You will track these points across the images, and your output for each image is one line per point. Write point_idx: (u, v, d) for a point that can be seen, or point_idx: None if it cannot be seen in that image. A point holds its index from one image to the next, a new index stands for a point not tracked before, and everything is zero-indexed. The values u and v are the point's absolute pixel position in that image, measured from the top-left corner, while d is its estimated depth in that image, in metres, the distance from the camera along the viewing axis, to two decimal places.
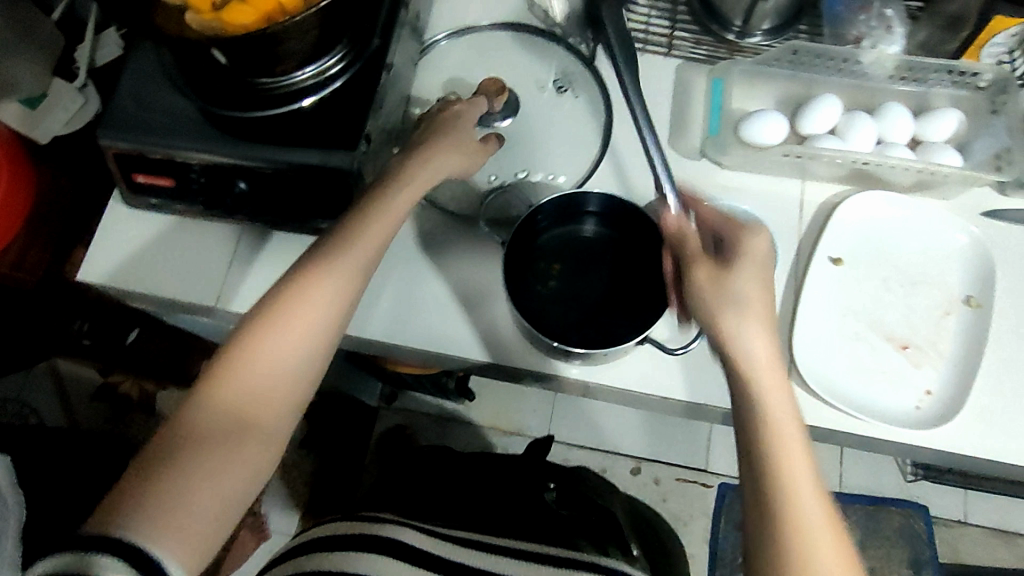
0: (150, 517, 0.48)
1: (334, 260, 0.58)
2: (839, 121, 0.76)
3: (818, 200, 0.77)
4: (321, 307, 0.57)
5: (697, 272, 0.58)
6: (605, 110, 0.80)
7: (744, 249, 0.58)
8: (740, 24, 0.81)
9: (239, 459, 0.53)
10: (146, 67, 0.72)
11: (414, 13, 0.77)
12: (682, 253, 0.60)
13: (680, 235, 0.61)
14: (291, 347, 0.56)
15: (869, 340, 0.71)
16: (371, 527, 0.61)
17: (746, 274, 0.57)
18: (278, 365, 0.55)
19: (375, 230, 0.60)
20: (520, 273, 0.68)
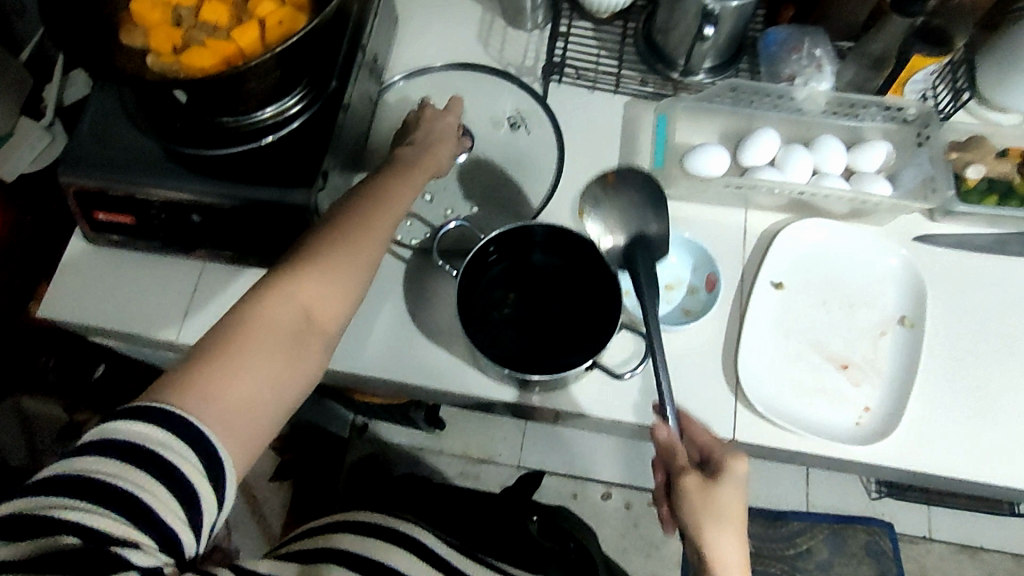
0: (222, 405, 0.48)
1: (379, 214, 0.63)
2: (777, 153, 0.81)
3: (760, 228, 0.81)
4: (372, 252, 0.61)
5: (685, 486, 0.60)
6: (557, 145, 0.84)
7: (728, 473, 0.59)
8: (684, 63, 0.85)
9: (293, 372, 0.53)
10: (109, 107, 0.74)
11: (372, 54, 0.81)
12: (672, 467, 0.62)
13: (670, 450, 0.62)
14: (345, 283, 0.58)
15: (811, 360, 0.75)
16: (401, 522, 0.59)
17: (732, 498, 0.59)
18: (356, 273, 0.60)
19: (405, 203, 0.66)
20: (475, 301, 0.71)
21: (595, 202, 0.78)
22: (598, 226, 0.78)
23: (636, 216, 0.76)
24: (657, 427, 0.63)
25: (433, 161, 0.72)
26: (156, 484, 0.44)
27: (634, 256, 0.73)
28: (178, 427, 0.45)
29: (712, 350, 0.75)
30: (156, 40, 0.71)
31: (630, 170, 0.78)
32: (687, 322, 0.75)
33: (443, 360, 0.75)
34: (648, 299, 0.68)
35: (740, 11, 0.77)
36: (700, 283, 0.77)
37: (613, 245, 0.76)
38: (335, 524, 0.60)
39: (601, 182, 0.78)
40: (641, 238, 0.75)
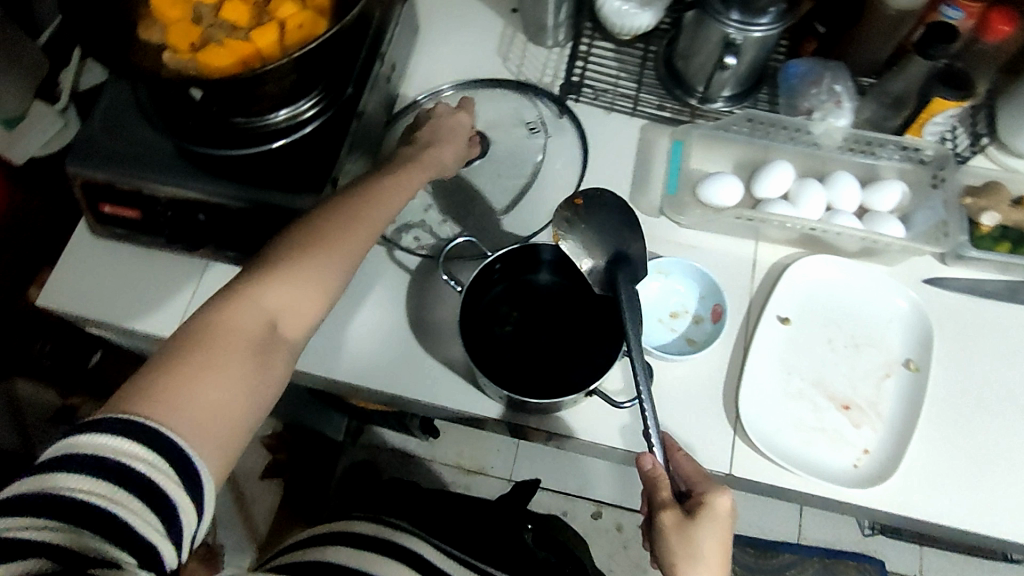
0: (192, 414, 0.47)
1: (356, 219, 0.61)
2: (791, 186, 0.80)
3: (769, 261, 0.80)
4: (345, 260, 0.59)
5: (667, 517, 0.59)
6: (570, 166, 0.83)
7: (710, 510, 0.59)
8: (703, 90, 0.85)
9: (264, 378, 0.52)
10: (123, 100, 0.74)
11: (390, 62, 0.80)
12: (654, 497, 0.60)
13: (653, 482, 0.60)
14: (316, 291, 0.57)
15: (812, 399, 0.74)
16: (398, 535, 0.61)
17: (710, 537, 0.58)
18: (325, 282, 0.58)
19: (388, 210, 0.64)
20: (477, 317, 0.71)
21: (570, 224, 0.70)
22: (575, 249, 0.69)
23: (616, 235, 0.69)
24: (644, 456, 0.62)
25: (421, 164, 0.71)
26: (127, 497, 0.42)
27: (618, 276, 0.66)
28: (149, 440, 0.44)
29: (714, 382, 0.74)
30: (174, 37, 0.70)
31: (596, 193, 0.71)
32: (690, 352, 0.74)
33: (444, 376, 0.74)
34: (631, 313, 0.63)
35: (763, 43, 0.76)
36: (705, 312, 0.77)
37: (597, 267, 0.68)
38: (331, 537, 0.61)
39: (569, 203, 0.70)
40: (625, 256, 0.68)
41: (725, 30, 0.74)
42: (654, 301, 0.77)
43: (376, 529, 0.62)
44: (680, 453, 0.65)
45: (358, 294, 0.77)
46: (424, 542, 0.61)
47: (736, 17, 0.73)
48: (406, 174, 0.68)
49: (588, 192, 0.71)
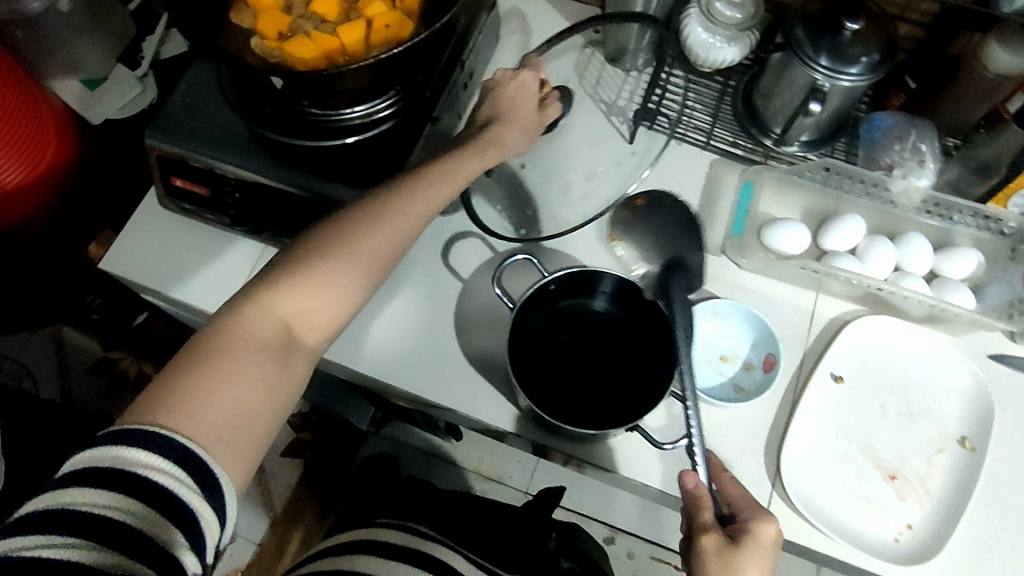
0: (206, 418, 0.47)
1: (387, 221, 0.59)
2: (860, 241, 0.78)
3: (828, 315, 0.78)
4: (367, 265, 0.57)
5: (707, 540, 0.57)
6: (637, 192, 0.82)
7: (753, 535, 0.57)
8: (779, 132, 0.83)
9: (281, 381, 0.52)
10: (207, 80, 0.75)
11: (469, 70, 0.80)
12: (695, 519, 0.59)
13: (695, 502, 0.60)
14: (337, 295, 0.56)
15: (859, 464, 0.72)
16: (431, 547, 0.70)
17: (751, 566, 0.56)
18: (347, 284, 0.56)
19: (424, 211, 0.61)
20: (527, 334, 0.71)
21: (626, 226, 0.78)
22: (630, 253, 0.77)
23: (672, 244, 0.74)
24: (685, 474, 0.61)
25: (466, 166, 0.65)
26: (145, 509, 0.43)
27: (670, 283, 0.70)
28: (163, 449, 0.44)
29: (757, 433, 0.72)
30: (263, 23, 0.71)
31: (659, 195, 0.77)
32: (736, 400, 0.73)
33: (482, 389, 0.74)
34: (681, 332, 0.64)
35: (852, 92, 0.74)
36: (757, 360, 0.75)
37: (647, 273, 0.74)
38: (365, 544, 0.70)
39: (628, 205, 0.78)
40: (678, 263, 0.72)
41: (813, 75, 0.72)
42: (706, 342, 0.76)
43: (402, 536, 0.71)
44: (725, 474, 0.64)
45: (410, 296, 0.77)
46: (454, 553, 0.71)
47: (825, 62, 0.71)
48: (449, 168, 0.64)
49: (649, 194, 0.78)
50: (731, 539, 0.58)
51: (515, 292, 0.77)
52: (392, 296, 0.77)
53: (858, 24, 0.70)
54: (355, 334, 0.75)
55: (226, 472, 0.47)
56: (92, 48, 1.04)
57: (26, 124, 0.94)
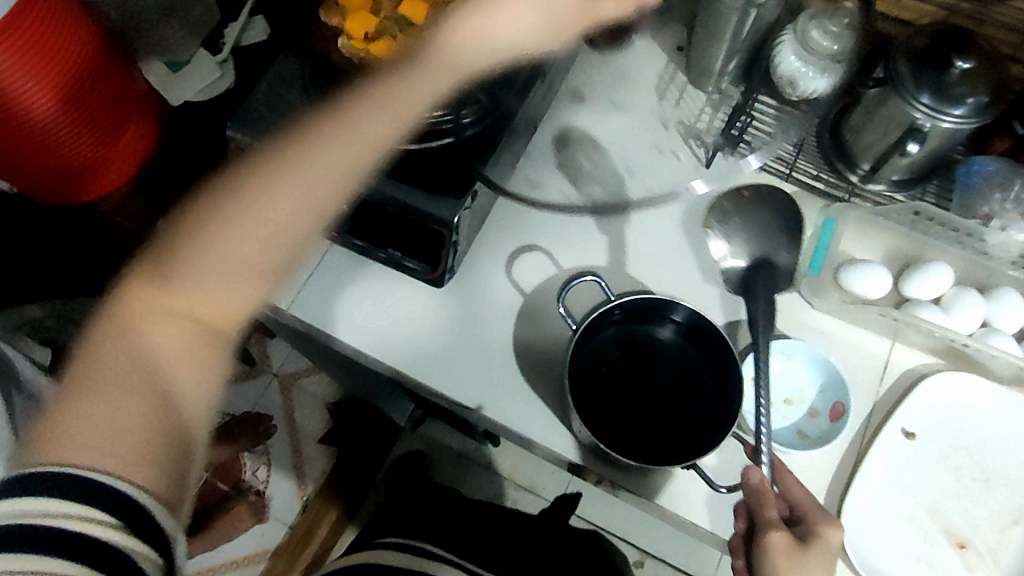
0: (118, 443, 0.46)
1: (283, 189, 0.53)
2: (946, 291, 0.74)
3: (903, 366, 0.74)
4: (240, 239, 0.52)
5: (776, 539, 0.59)
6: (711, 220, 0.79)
7: (821, 537, 0.59)
8: (867, 168, 0.80)
9: (182, 382, 0.50)
10: (284, 70, 0.74)
11: (550, 81, 0.80)
12: (761, 517, 0.60)
13: (760, 498, 0.61)
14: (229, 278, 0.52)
15: (926, 528, 0.68)
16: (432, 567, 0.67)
17: (820, 565, 0.58)
18: (240, 260, 0.52)
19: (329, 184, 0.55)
20: (586, 358, 0.70)
21: (724, 217, 0.79)
22: (721, 241, 0.78)
23: (765, 241, 0.77)
24: (750, 469, 0.61)
25: (397, 104, 0.58)
26: (69, 560, 0.43)
27: (756, 282, 0.73)
28: (104, 498, 0.44)
29: (818, 483, 0.69)
30: (348, 22, 0.70)
31: (767, 190, 0.79)
32: (799, 445, 0.69)
33: (534, 407, 0.73)
34: (764, 325, 0.69)
35: (952, 134, 0.70)
36: (823, 407, 0.71)
37: (735, 265, 0.77)
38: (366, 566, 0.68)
39: (733, 196, 0.79)
40: (766, 263, 0.75)
41: (912, 113, 0.69)
42: (772, 381, 0.72)
43: (405, 558, 0.68)
44: (788, 477, 0.64)
45: (471, 305, 0.77)
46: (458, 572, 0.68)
47: (927, 100, 0.67)
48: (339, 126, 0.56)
49: (756, 188, 0.79)
50: (797, 540, 0.60)
51: (576, 311, 0.76)
52: (451, 303, 0.77)
53: (968, 63, 0.66)
54: (413, 341, 0.76)
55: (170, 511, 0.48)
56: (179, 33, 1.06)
57: (114, 100, 0.98)
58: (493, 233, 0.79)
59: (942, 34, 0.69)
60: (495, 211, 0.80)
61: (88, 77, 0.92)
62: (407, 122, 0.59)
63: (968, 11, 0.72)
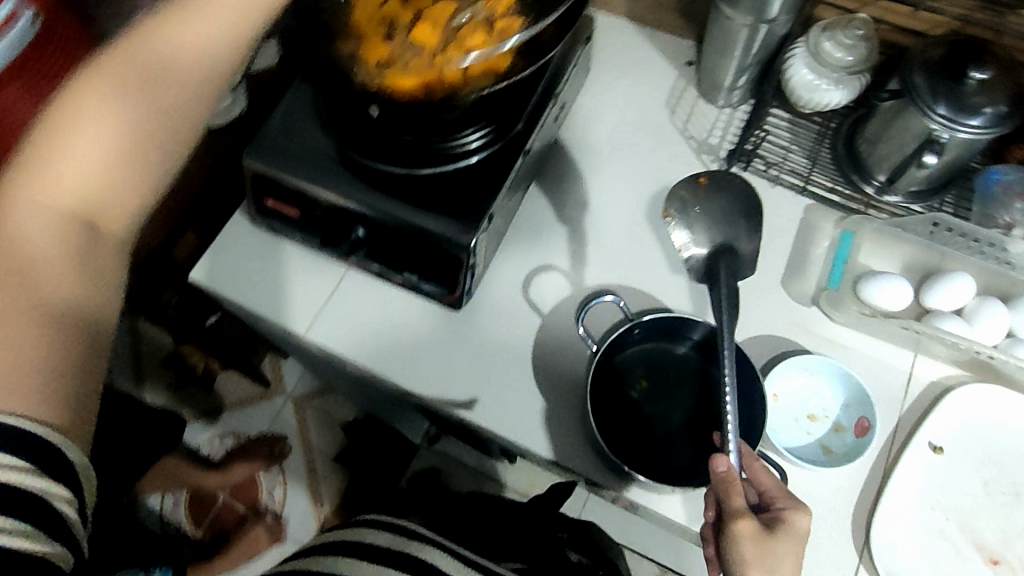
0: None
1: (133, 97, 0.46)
2: (968, 302, 0.73)
3: (928, 379, 0.73)
4: (103, 128, 0.45)
5: (742, 526, 0.56)
6: (718, 223, 0.77)
7: (787, 524, 0.57)
8: (883, 180, 0.79)
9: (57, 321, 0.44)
10: (303, 103, 0.77)
11: (561, 101, 0.81)
12: (727, 505, 0.58)
13: (728, 487, 0.58)
14: (100, 177, 0.46)
15: (957, 543, 0.67)
16: (412, 547, 0.63)
17: (789, 551, 0.56)
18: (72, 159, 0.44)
19: (204, 71, 0.49)
20: (609, 375, 0.72)
21: (683, 207, 0.78)
22: (681, 231, 0.78)
23: (726, 227, 0.77)
24: (717, 457, 0.59)
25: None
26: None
27: (719, 268, 0.74)
28: (19, 445, 0.41)
29: (846, 500, 0.68)
30: (365, 51, 0.71)
31: (722, 174, 0.78)
32: (824, 462, 0.69)
33: (556, 429, 0.72)
34: (727, 311, 0.68)
35: (971, 143, 0.70)
36: (848, 422, 0.71)
37: (697, 255, 0.77)
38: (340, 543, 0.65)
39: (691, 184, 0.79)
40: (728, 249, 0.76)
41: (929, 125, 0.68)
42: (795, 398, 0.72)
43: (386, 537, 0.65)
44: (757, 463, 0.62)
45: (487, 326, 0.76)
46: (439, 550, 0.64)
47: (942, 111, 0.67)
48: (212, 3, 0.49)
49: (713, 173, 0.79)
50: (764, 526, 0.58)
51: (595, 332, 0.76)
52: (470, 326, 0.76)
53: (985, 73, 0.66)
54: (432, 364, 0.75)
55: (77, 445, 0.45)
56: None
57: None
58: (511, 255, 0.80)
59: (957, 44, 0.69)
60: (512, 233, 0.81)
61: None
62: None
63: (987, 22, 0.72)
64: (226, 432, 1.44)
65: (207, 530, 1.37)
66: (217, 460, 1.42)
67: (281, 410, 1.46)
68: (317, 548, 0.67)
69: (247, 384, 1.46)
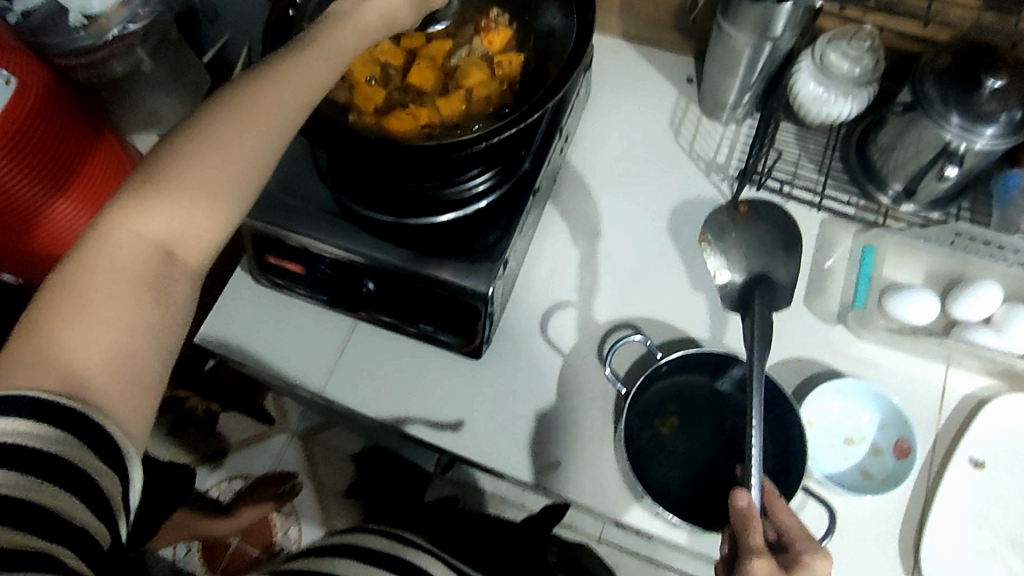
0: (50, 374, 0.39)
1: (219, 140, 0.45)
2: (997, 310, 0.71)
3: (962, 392, 0.71)
4: (186, 165, 0.44)
5: (758, 565, 0.53)
6: (752, 250, 0.77)
7: (807, 566, 0.54)
8: (898, 190, 0.78)
9: (104, 350, 0.40)
10: (302, 154, 0.74)
11: (565, 131, 0.80)
12: (743, 543, 0.55)
13: (746, 524, 0.56)
14: (173, 214, 0.43)
15: (1007, 561, 0.65)
16: (406, 553, 0.63)
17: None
18: (151, 202, 0.43)
19: (274, 111, 0.46)
20: (639, 413, 0.70)
21: (720, 231, 0.78)
22: (716, 257, 0.77)
23: (763, 256, 0.76)
24: (737, 491, 0.57)
25: (331, 46, 0.50)
26: (55, 491, 0.39)
27: (754, 297, 0.73)
28: (66, 425, 0.39)
29: (891, 527, 0.66)
30: (361, 98, 0.68)
31: (761, 202, 0.79)
32: (867, 489, 0.67)
33: (586, 472, 0.69)
34: (759, 347, 0.66)
35: (989, 152, 0.68)
36: (886, 444, 0.69)
37: (732, 281, 0.76)
38: (333, 547, 0.63)
39: (731, 209, 0.79)
40: (765, 279, 0.75)
41: (943, 135, 0.67)
42: (830, 424, 0.70)
43: (383, 543, 0.64)
44: (778, 501, 0.60)
45: (507, 369, 0.74)
46: (429, 559, 0.64)
47: (956, 120, 0.65)
48: (280, 59, 0.48)
49: (753, 202, 0.79)
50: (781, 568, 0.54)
51: (620, 369, 0.73)
52: (490, 371, 0.74)
53: (1001, 81, 0.64)
54: (455, 415, 0.72)
55: (136, 442, 0.42)
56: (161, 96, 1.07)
57: (104, 169, 0.99)
58: (525, 294, 0.78)
59: (966, 51, 0.68)
60: (526, 271, 0.79)
61: (80, 155, 0.94)
62: (335, 63, 0.50)
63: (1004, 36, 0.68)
64: (235, 473, 1.39)
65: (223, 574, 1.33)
66: (225, 502, 1.36)
67: (287, 448, 1.40)
68: (302, 553, 0.65)
69: (250, 423, 1.41)
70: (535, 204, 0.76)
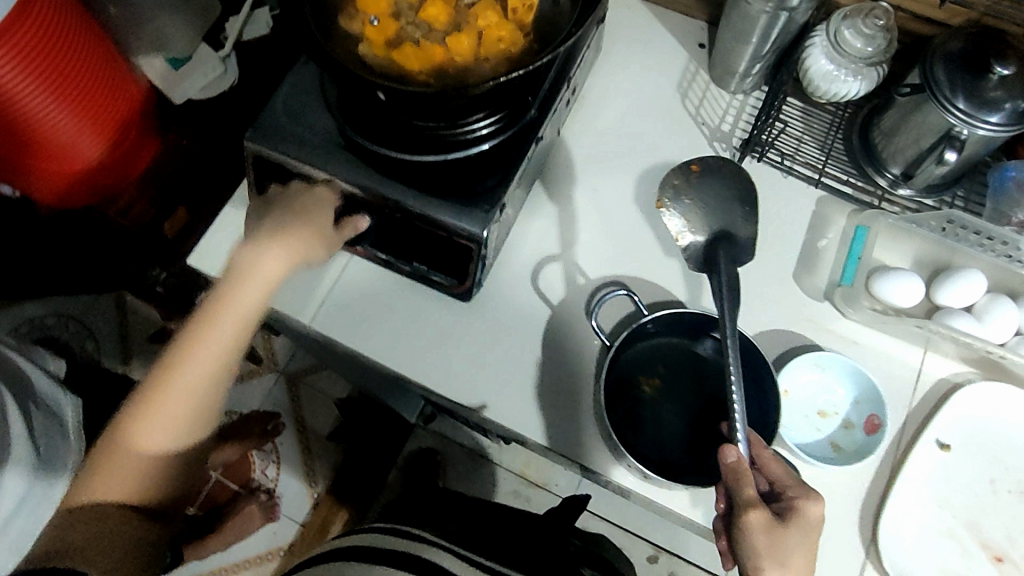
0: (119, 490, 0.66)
1: (229, 318, 0.64)
2: (978, 299, 0.73)
3: (934, 376, 0.73)
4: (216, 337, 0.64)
5: (754, 518, 0.56)
6: (734, 213, 0.76)
7: (798, 513, 0.57)
8: (897, 173, 0.79)
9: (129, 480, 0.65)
10: (304, 80, 0.73)
11: (573, 83, 0.79)
12: (737, 495, 0.57)
13: (738, 477, 0.57)
14: (162, 417, 0.63)
15: (962, 542, 0.67)
16: (422, 549, 0.54)
17: (799, 542, 0.56)
18: (177, 384, 0.63)
19: (238, 321, 0.65)
20: (621, 368, 0.71)
21: (679, 194, 0.77)
22: (677, 219, 0.76)
23: (723, 213, 0.75)
24: (726, 447, 0.58)
25: (301, 236, 0.66)
26: None
27: (718, 256, 0.72)
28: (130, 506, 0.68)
29: (855, 496, 0.68)
30: (370, 27, 0.68)
31: (717, 159, 0.77)
32: (833, 460, 0.69)
33: (564, 422, 0.71)
34: (728, 302, 0.67)
35: (990, 140, 0.69)
36: (858, 420, 0.70)
37: (695, 242, 0.75)
38: (340, 552, 0.56)
39: (684, 170, 0.77)
40: (728, 236, 0.74)
41: (946, 118, 0.67)
42: (805, 395, 0.72)
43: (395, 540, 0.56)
44: (766, 451, 0.61)
45: (494, 315, 0.75)
46: (444, 552, 0.55)
47: (961, 104, 0.65)
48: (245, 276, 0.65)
49: (705, 160, 0.77)
50: (775, 515, 0.57)
51: (606, 325, 0.75)
52: (478, 315, 0.75)
53: (1009, 69, 0.64)
54: (439, 357, 0.73)
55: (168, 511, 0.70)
56: (172, 20, 1.05)
57: (113, 90, 0.98)
58: (519, 244, 0.78)
59: (978, 36, 0.68)
60: (521, 221, 0.79)
61: (100, 73, 0.95)
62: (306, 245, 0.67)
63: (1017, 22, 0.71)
64: None
65: (201, 508, 1.34)
66: None
67: (272, 386, 1.42)
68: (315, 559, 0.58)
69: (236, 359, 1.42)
70: (537, 155, 0.77)
